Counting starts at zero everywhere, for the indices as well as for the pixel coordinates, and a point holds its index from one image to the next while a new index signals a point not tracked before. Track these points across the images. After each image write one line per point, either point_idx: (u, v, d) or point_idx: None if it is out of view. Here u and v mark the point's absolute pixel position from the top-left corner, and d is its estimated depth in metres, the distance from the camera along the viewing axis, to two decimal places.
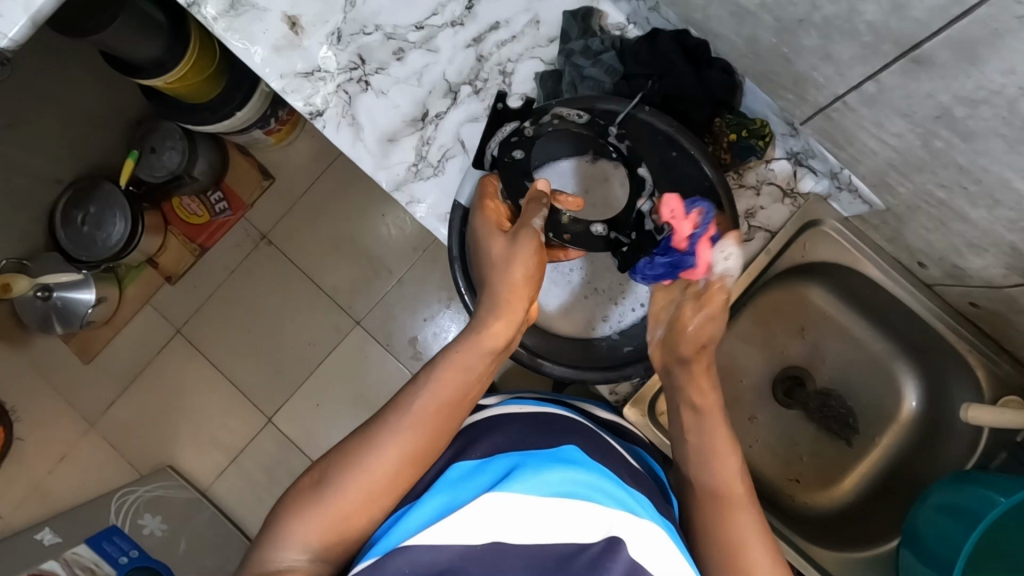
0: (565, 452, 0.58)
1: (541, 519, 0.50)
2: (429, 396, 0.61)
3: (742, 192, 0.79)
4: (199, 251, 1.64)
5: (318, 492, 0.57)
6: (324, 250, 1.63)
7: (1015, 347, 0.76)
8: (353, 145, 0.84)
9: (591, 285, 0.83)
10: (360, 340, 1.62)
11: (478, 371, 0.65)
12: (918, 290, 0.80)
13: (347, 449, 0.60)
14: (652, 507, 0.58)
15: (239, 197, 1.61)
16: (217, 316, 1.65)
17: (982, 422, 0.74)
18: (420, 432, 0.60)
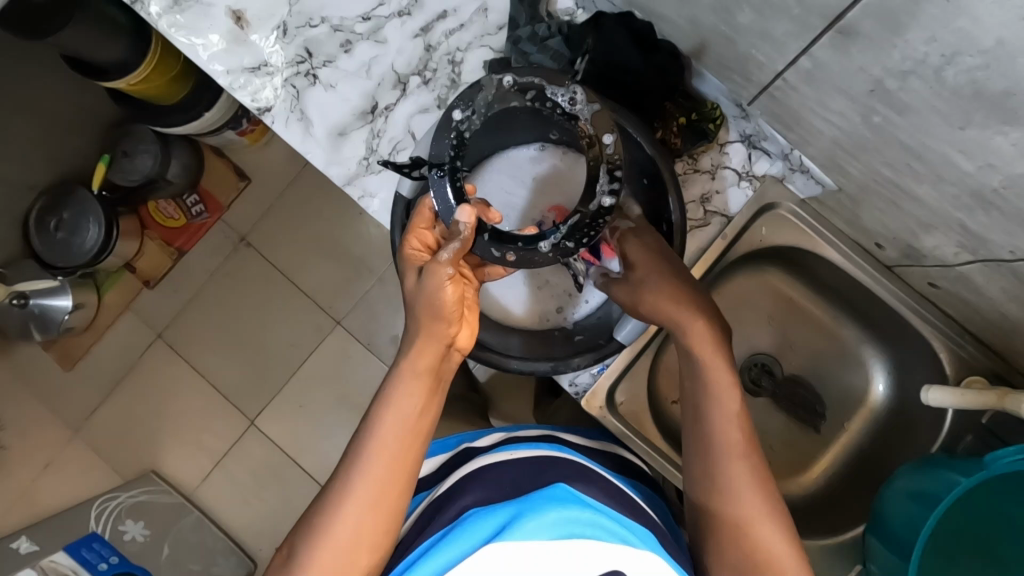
0: (558, 491, 0.57)
1: (541, 566, 0.50)
2: (380, 449, 0.62)
3: (697, 177, 0.79)
4: (178, 255, 1.63)
5: (292, 570, 0.59)
6: (303, 251, 1.62)
7: (977, 328, 0.74)
8: (303, 140, 0.83)
9: (545, 277, 0.82)
10: (341, 339, 1.61)
11: (426, 413, 0.65)
12: (879, 273, 0.78)
13: (310, 519, 0.62)
14: (644, 530, 0.58)
15: (216, 199, 1.60)
16: (198, 319, 1.64)
17: (942, 403, 0.73)
18: (373, 484, 0.61)
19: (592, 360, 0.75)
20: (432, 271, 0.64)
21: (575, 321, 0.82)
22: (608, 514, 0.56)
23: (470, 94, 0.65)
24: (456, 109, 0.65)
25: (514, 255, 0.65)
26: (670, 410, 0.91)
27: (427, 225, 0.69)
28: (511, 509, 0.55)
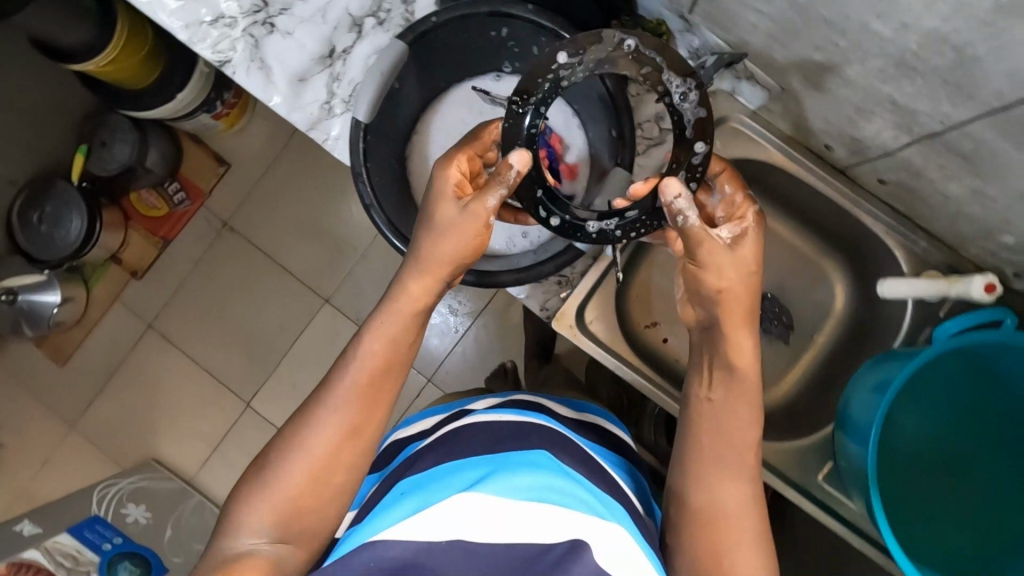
0: (538, 457, 0.60)
1: (506, 522, 0.51)
2: (355, 380, 0.62)
3: (649, 96, 0.81)
4: (163, 244, 1.64)
5: (256, 480, 0.59)
6: (286, 231, 1.64)
7: (927, 221, 0.77)
8: (265, 88, 0.85)
9: None
10: (330, 317, 1.63)
11: (407, 352, 0.65)
12: (832, 177, 0.81)
13: (287, 432, 0.61)
14: (620, 508, 0.59)
15: (197, 186, 1.62)
16: (188, 306, 1.66)
17: (898, 294, 0.75)
18: (349, 414, 0.61)
19: (556, 266, 0.76)
20: (470, 206, 0.63)
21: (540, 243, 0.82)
22: (582, 482, 0.58)
23: (580, 41, 0.59)
24: (562, 52, 0.59)
25: (558, 219, 0.65)
26: (642, 333, 0.93)
27: (478, 154, 0.67)
28: (487, 467, 0.58)
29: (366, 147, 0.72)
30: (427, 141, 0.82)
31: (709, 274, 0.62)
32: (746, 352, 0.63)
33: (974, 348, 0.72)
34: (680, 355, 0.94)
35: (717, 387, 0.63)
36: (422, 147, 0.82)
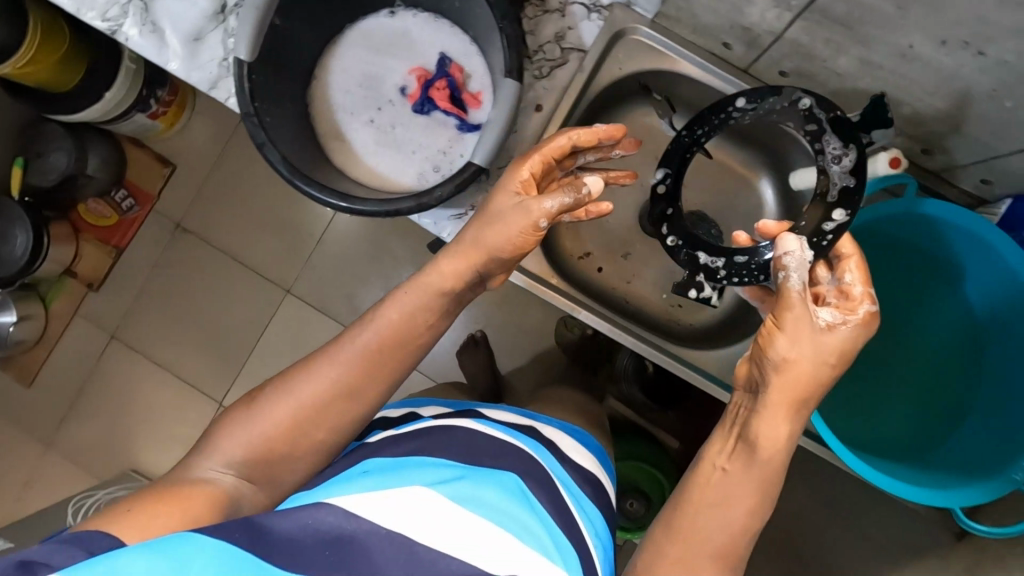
0: (508, 482, 0.57)
1: (449, 532, 0.49)
2: (364, 351, 0.60)
3: (547, 17, 0.80)
4: (117, 253, 1.62)
5: (247, 408, 0.58)
6: (238, 225, 1.61)
7: (835, 109, 0.77)
8: (160, 52, 0.83)
9: (417, 141, 0.80)
10: (294, 308, 1.60)
11: (416, 338, 0.62)
12: (738, 78, 0.80)
13: (287, 374, 0.60)
14: (568, 550, 0.56)
15: (145, 191, 1.60)
16: (152, 311, 1.63)
17: (805, 184, 0.77)
18: (346, 381, 0.59)
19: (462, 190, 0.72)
20: (527, 203, 0.62)
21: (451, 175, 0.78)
22: (534, 514, 0.56)
23: (760, 90, 0.68)
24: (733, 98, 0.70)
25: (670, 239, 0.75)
26: (576, 264, 0.92)
27: (552, 157, 0.67)
28: (457, 470, 0.56)
29: (254, 87, 0.68)
30: (329, 86, 0.80)
31: (782, 345, 0.57)
32: (770, 431, 0.56)
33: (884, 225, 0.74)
34: (616, 282, 0.94)
35: (738, 456, 0.57)
36: (324, 92, 0.80)
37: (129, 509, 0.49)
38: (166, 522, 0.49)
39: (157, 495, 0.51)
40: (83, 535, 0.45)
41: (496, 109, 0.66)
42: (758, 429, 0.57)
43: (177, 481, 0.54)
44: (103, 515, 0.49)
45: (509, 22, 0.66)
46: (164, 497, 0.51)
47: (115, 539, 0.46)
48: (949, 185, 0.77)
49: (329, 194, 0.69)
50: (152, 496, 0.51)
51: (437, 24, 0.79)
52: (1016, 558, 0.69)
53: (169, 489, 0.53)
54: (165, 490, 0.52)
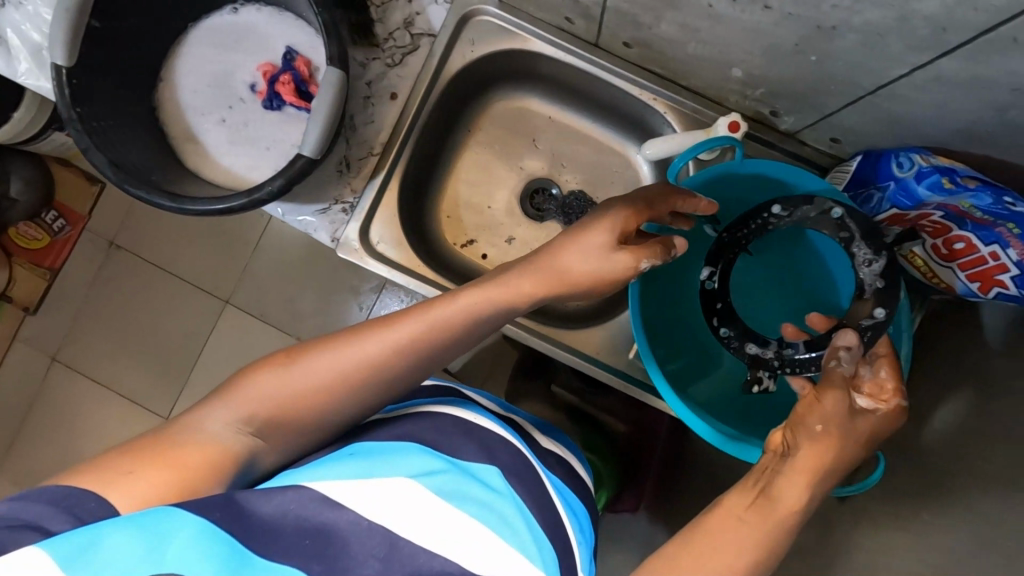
0: (490, 476, 0.51)
1: (435, 534, 0.45)
2: (424, 334, 0.53)
3: (394, 4, 0.79)
4: (55, 274, 1.29)
5: (337, 348, 0.51)
6: (169, 233, 1.34)
7: (684, 78, 0.76)
8: (9, 65, 0.82)
9: (270, 137, 0.79)
10: (238, 320, 1.33)
11: (459, 338, 0.55)
12: (591, 53, 0.80)
13: (354, 329, 0.53)
14: (553, 558, 0.50)
15: (75, 209, 1.29)
16: (103, 328, 1.33)
17: (661, 155, 0.77)
18: (388, 358, 0.52)
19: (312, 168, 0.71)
20: (620, 257, 0.57)
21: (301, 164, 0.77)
22: (532, 521, 0.50)
23: (815, 198, 0.64)
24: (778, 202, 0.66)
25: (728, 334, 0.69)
26: (457, 253, 0.90)
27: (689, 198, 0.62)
28: (439, 460, 0.50)
29: (76, 92, 0.67)
30: (177, 87, 0.79)
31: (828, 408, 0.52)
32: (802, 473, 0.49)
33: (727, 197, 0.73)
34: None
35: (766, 498, 0.48)
36: (171, 94, 0.78)
37: (129, 471, 0.43)
38: (153, 488, 0.43)
39: (144, 451, 0.45)
40: (75, 488, 0.41)
41: (321, 101, 0.66)
42: (770, 488, 0.49)
43: (169, 432, 0.47)
44: (82, 472, 0.43)
45: (326, 8, 0.65)
46: (150, 451, 0.45)
47: (98, 498, 0.41)
48: (805, 146, 0.77)
49: (159, 195, 0.67)
50: (135, 453, 0.44)
51: (282, 16, 0.79)
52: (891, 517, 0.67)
53: (150, 441, 0.46)
54: (160, 442, 0.46)
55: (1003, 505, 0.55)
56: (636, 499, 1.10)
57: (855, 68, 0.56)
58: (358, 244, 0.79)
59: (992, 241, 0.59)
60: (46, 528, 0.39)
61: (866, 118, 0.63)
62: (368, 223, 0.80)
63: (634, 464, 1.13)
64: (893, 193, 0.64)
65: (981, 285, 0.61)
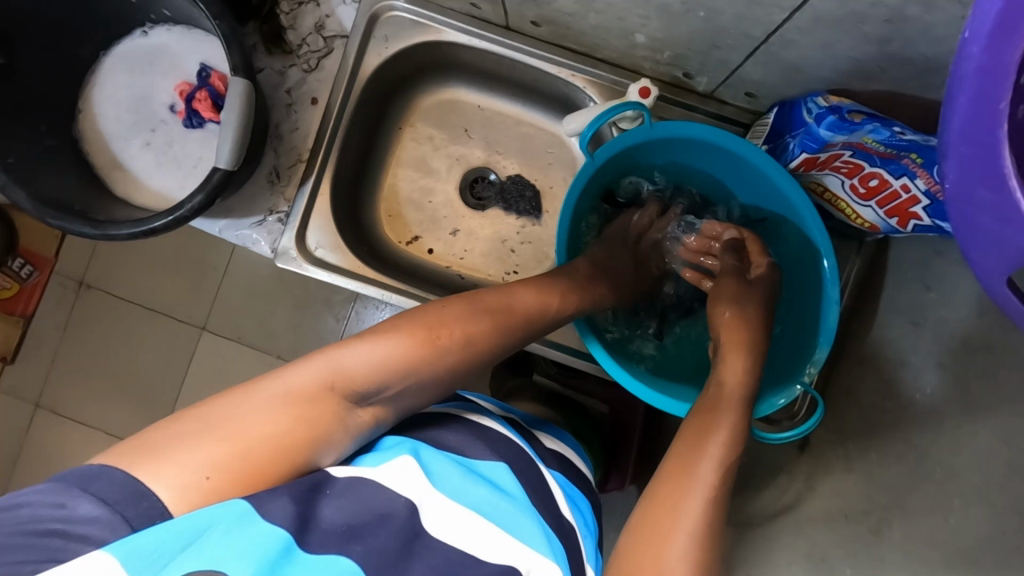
0: (497, 471, 0.55)
1: (448, 524, 0.48)
2: (504, 330, 0.61)
3: (304, 9, 0.79)
4: (26, 322, 1.26)
5: (420, 338, 0.54)
6: (135, 264, 1.26)
7: (597, 51, 0.77)
8: None
9: (196, 154, 0.79)
10: (213, 346, 1.25)
11: (523, 334, 0.63)
12: (504, 37, 0.81)
13: (454, 308, 0.58)
14: (556, 544, 0.52)
15: (42, 255, 1.25)
16: (76, 369, 1.26)
17: (581, 129, 0.78)
18: (477, 349, 0.58)
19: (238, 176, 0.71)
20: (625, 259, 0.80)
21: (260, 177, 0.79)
22: (536, 514, 0.53)
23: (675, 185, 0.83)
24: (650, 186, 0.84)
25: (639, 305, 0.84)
26: (403, 251, 0.90)
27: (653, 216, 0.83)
28: (446, 459, 0.53)
29: None
30: (97, 117, 0.78)
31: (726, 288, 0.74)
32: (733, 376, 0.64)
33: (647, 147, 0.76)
34: (449, 260, 0.91)
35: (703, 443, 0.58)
36: (92, 124, 0.78)
37: (207, 475, 0.42)
38: (225, 487, 0.43)
39: (238, 437, 0.44)
40: (141, 482, 0.40)
41: (230, 112, 0.67)
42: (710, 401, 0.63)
43: (259, 404, 0.46)
44: (167, 459, 0.41)
45: (224, 19, 0.66)
46: (234, 435, 0.44)
47: (162, 504, 0.40)
48: (726, 105, 0.77)
49: (81, 223, 0.67)
50: (222, 435, 0.43)
51: (192, 34, 0.79)
52: (841, 457, 0.69)
53: (235, 418, 0.44)
54: (250, 422, 0.45)
55: (934, 428, 0.57)
56: (624, 475, 1.06)
57: (742, 20, 0.58)
58: (296, 252, 0.79)
59: (900, 174, 0.57)
60: (102, 538, 0.37)
61: (767, 69, 0.65)
62: (303, 228, 0.80)
63: (618, 443, 1.08)
64: (802, 138, 0.66)
65: (899, 219, 0.61)
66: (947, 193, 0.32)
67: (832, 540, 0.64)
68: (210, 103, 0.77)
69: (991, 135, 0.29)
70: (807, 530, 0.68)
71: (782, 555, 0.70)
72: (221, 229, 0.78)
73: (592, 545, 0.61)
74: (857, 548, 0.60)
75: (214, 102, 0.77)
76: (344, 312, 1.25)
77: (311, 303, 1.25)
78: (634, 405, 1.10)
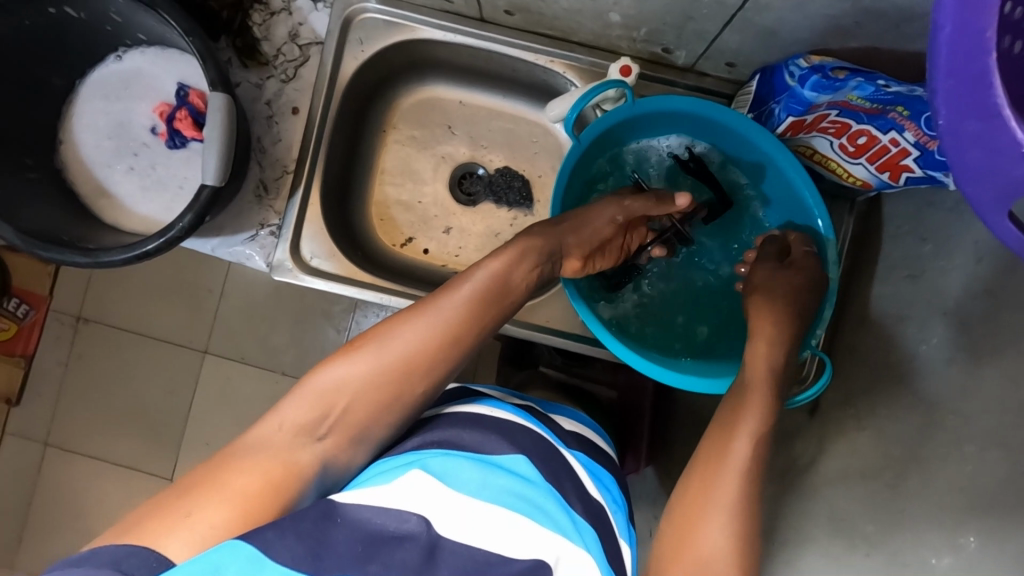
0: (517, 465, 0.54)
1: (474, 526, 0.47)
2: (446, 319, 0.58)
3: (276, 19, 0.79)
4: (27, 361, 1.25)
5: (351, 354, 0.55)
6: (131, 293, 1.26)
7: (572, 34, 0.77)
8: None
9: (181, 175, 0.78)
10: (217, 368, 1.25)
11: (495, 307, 0.62)
12: (479, 29, 0.80)
13: (417, 306, 0.59)
14: (586, 527, 0.53)
15: (34, 292, 1.24)
16: (82, 404, 1.25)
17: (564, 115, 0.78)
18: (424, 347, 0.56)
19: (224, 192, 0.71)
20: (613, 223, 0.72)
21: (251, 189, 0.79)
22: (560, 500, 0.53)
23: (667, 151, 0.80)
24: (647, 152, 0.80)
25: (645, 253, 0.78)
26: (398, 253, 0.90)
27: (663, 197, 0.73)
28: (464, 460, 0.52)
29: None
30: (79, 146, 0.78)
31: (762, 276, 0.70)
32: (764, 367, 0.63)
33: (617, 129, 0.76)
34: (444, 259, 0.90)
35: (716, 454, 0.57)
36: (74, 154, 0.78)
37: (187, 513, 0.44)
38: (221, 526, 0.44)
39: (216, 482, 0.47)
40: (137, 544, 0.42)
41: (213, 128, 0.67)
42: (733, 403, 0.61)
43: (226, 455, 0.49)
44: (162, 517, 0.44)
45: (195, 35, 0.65)
46: (218, 483, 0.46)
47: (158, 553, 0.42)
48: (706, 77, 0.77)
49: (72, 253, 0.66)
50: (199, 487, 0.46)
51: (166, 54, 0.78)
52: (852, 416, 0.69)
53: (209, 473, 0.47)
54: (217, 469, 0.48)
55: (942, 378, 0.57)
56: (639, 458, 1.06)
57: None
58: (290, 263, 0.78)
59: (889, 128, 0.57)
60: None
61: (744, 36, 0.64)
62: (296, 238, 0.79)
63: (631, 427, 1.09)
64: (786, 102, 0.66)
65: (890, 173, 0.61)
66: (940, 129, 0.32)
67: (852, 501, 0.64)
68: (192, 120, 0.77)
69: (979, 61, 0.29)
70: (827, 493, 0.68)
71: (803, 520, 0.70)
72: (218, 249, 0.78)
73: (623, 521, 0.61)
74: (878, 504, 0.60)
75: (197, 118, 0.77)
76: (344, 323, 1.25)
77: (310, 315, 1.25)
78: (643, 387, 1.10)
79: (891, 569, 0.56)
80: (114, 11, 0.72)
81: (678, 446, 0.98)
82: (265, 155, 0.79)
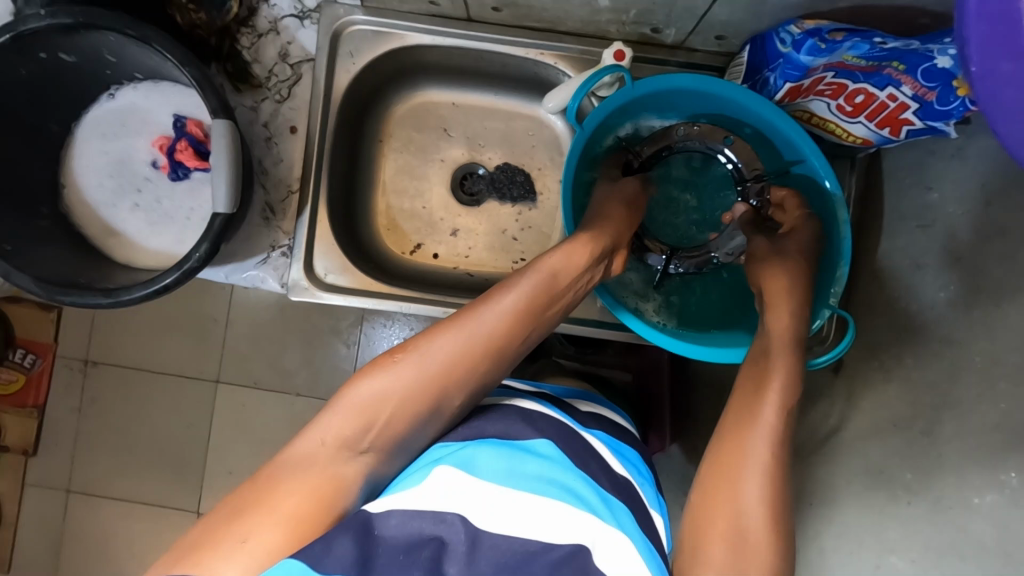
0: (544, 451, 0.54)
1: (512, 514, 0.47)
2: (484, 334, 0.56)
3: (264, 40, 0.79)
4: (39, 412, 1.24)
5: (387, 368, 0.53)
6: (136, 330, 1.25)
7: (561, 25, 0.77)
8: None
9: (188, 207, 0.79)
10: (232, 396, 1.25)
11: (541, 314, 0.60)
12: (466, 29, 0.81)
13: (460, 313, 0.58)
14: (620, 507, 0.54)
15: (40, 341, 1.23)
16: (101, 447, 1.25)
17: (562, 104, 0.79)
18: (465, 355, 0.55)
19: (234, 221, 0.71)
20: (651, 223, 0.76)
21: (257, 215, 0.79)
22: (589, 482, 0.53)
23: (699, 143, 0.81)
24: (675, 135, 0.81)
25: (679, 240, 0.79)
26: (408, 261, 0.90)
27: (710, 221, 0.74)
28: (494, 452, 0.53)
29: None
30: (82, 188, 0.78)
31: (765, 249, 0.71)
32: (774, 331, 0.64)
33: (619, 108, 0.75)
34: (455, 261, 0.91)
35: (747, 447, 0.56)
36: (78, 197, 0.77)
37: (242, 539, 0.45)
38: (274, 548, 0.45)
39: (266, 505, 0.46)
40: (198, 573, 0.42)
41: (219, 155, 0.67)
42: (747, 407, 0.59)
43: (271, 476, 0.49)
44: (217, 548, 0.44)
45: (191, 65, 0.65)
46: (264, 505, 0.46)
47: None
48: (697, 53, 0.78)
49: (92, 294, 0.66)
50: (247, 512, 0.46)
51: (159, 87, 0.79)
52: (877, 369, 0.70)
53: (252, 496, 0.47)
54: (262, 492, 0.47)
55: (965, 323, 0.58)
56: (663, 435, 1.07)
57: None
58: (306, 282, 0.79)
59: (885, 84, 0.58)
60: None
61: (733, 8, 0.65)
62: (308, 257, 0.80)
63: (652, 406, 1.08)
64: (782, 69, 0.68)
65: (891, 128, 0.61)
66: (973, 74, 0.33)
67: (887, 453, 0.65)
68: (193, 150, 0.77)
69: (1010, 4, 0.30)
70: (861, 448, 0.69)
71: (839, 477, 0.71)
72: (231, 276, 0.78)
73: (650, 494, 0.62)
74: (914, 452, 0.61)
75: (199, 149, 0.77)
76: (353, 336, 1.25)
77: (319, 333, 1.25)
78: (660, 367, 1.10)
79: (936, 513, 0.58)
80: (108, 52, 0.72)
81: (702, 420, 1.00)
82: (265, 181, 0.79)
